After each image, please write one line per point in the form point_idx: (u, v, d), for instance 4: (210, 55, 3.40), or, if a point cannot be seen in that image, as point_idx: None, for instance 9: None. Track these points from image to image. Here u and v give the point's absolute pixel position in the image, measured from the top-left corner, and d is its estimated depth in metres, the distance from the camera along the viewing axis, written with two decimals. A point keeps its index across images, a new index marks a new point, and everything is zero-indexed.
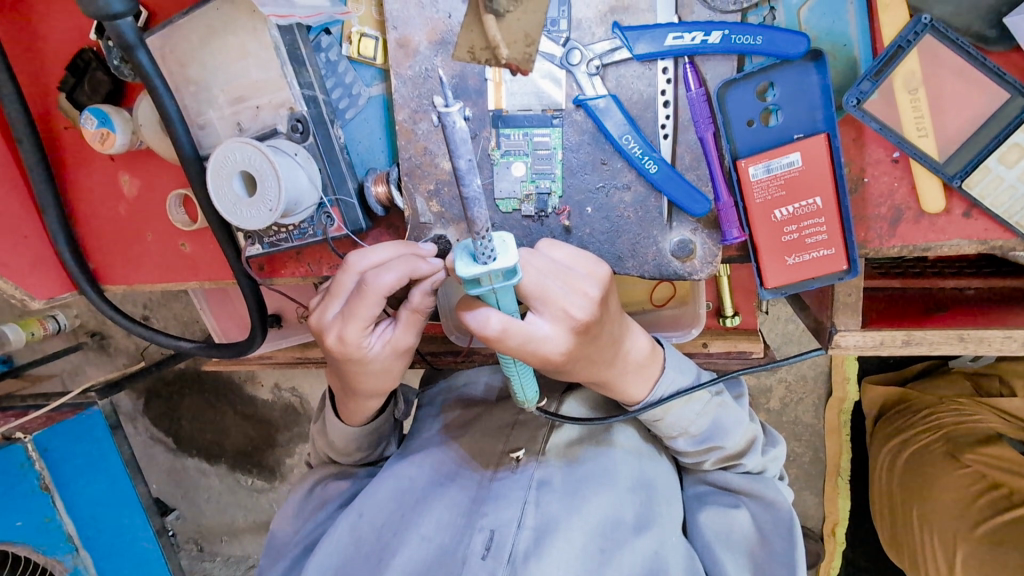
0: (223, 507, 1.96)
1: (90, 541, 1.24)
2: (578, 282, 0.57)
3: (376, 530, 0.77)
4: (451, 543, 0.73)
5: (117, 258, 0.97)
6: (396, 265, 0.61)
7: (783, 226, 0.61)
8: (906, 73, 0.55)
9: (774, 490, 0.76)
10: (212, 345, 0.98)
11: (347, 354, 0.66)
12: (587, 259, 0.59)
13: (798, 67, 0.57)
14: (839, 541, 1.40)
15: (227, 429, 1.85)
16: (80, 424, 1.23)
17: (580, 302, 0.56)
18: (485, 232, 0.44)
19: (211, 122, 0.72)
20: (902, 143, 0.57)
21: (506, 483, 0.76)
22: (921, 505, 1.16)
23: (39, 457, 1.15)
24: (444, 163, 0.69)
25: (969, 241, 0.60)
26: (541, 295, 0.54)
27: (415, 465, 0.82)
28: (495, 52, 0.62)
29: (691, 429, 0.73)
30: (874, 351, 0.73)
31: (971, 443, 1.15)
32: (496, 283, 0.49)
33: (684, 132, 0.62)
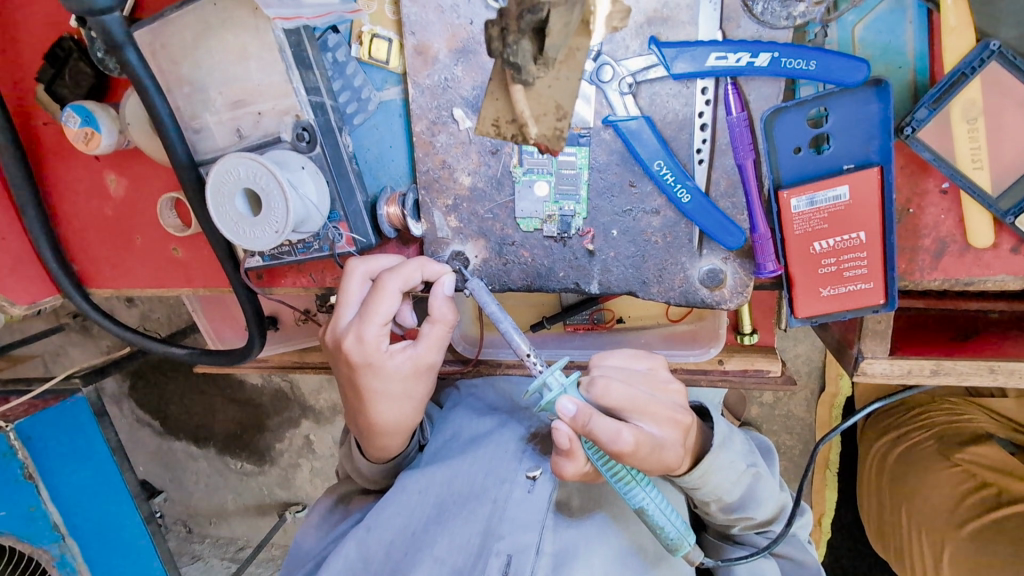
0: (211, 491, 1.93)
1: (78, 529, 1.20)
2: (652, 380, 0.64)
3: (384, 549, 0.76)
4: (466, 566, 0.70)
5: (104, 260, 0.91)
6: (413, 261, 0.62)
7: (821, 258, 0.58)
8: (966, 101, 0.52)
9: (801, 548, 0.83)
10: (206, 352, 0.93)
11: (368, 363, 0.62)
12: (641, 356, 0.66)
13: (857, 94, 0.53)
14: (826, 531, 1.42)
15: (215, 409, 1.80)
16: (64, 411, 1.17)
17: (665, 399, 0.63)
18: (525, 348, 0.61)
19: (207, 127, 0.66)
20: (955, 175, 0.54)
21: (521, 506, 0.74)
22: (909, 504, 1.14)
23: (21, 445, 1.11)
24: (462, 177, 0.64)
25: (1014, 277, 0.57)
26: (635, 408, 0.60)
27: (426, 477, 0.80)
28: (522, 128, 0.59)
29: (725, 496, 0.74)
30: (901, 379, 0.71)
31: (961, 443, 1.13)
32: (561, 381, 0.59)
33: (721, 157, 0.58)
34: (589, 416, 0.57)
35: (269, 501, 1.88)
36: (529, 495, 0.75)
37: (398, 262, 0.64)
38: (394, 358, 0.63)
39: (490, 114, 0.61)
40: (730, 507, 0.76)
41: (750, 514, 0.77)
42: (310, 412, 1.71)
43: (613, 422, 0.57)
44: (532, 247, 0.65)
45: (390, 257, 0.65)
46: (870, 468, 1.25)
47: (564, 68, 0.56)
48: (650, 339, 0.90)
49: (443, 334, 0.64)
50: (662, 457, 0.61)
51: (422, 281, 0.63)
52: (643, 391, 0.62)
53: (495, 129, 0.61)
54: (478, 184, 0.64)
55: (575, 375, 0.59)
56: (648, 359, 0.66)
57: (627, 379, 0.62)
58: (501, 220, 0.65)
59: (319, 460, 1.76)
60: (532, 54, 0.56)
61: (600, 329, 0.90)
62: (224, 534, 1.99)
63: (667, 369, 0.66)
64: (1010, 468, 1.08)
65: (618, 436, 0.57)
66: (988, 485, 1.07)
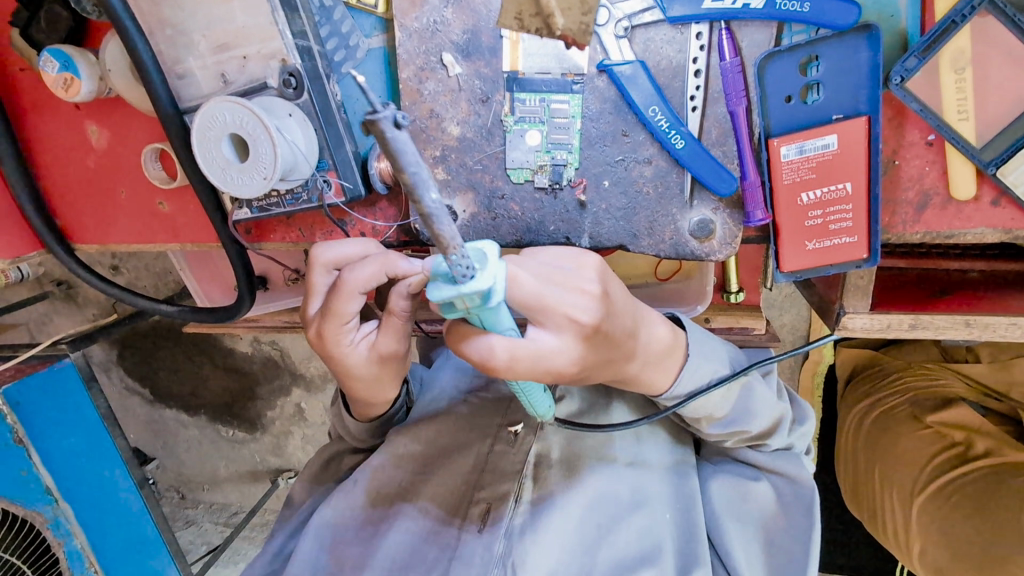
0: (203, 457, 1.95)
1: (70, 492, 1.21)
2: (573, 280, 0.54)
3: (370, 501, 0.79)
4: (446, 517, 0.75)
5: (89, 215, 0.90)
6: (371, 261, 0.60)
7: (808, 210, 0.60)
8: (954, 50, 0.52)
9: (797, 465, 0.80)
10: (194, 309, 0.94)
11: (330, 355, 0.66)
12: (574, 255, 0.56)
13: (848, 39, 0.53)
14: None
15: (204, 380, 1.80)
16: (52, 377, 1.17)
17: (580, 301, 0.54)
18: (457, 249, 0.39)
19: (191, 72, 0.65)
20: (941, 126, 0.55)
21: (503, 457, 0.78)
22: (881, 463, 1.19)
23: (10, 411, 1.10)
24: (452, 127, 0.64)
25: (993, 230, 0.58)
26: (537, 308, 0.52)
27: (411, 436, 0.81)
28: (547, 20, 0.57)
29: (715, 412, 0.75)
30: (881, 333, 0.73)
31: (935, 406, 1.17)
32: (471, 305, 0.45)
33: (713, 105, 0.57)
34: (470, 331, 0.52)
35: (261, 467, 1.91)
36: (510, 448, 0.79)
37: (363, 251, 0.63)
38: (357, 347, 0.66)
39: (512, 6, 0.58)
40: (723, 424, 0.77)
41: (743, 428, 0.77)
42: (300, 379, 1.72)
43: (485, 337, 0.51)
44: (522, 200, 0.65)
45: (354, 244, 0.64)
46: (849, 433, 1.30)
47: None
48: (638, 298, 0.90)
49: (398, 324, 0.63)
50: (557, 371, 0.54)
51: (386, 278, 0.60)
52: (555, 288, 0.53)
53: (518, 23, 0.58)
54: (467, 134, 0.64)
55: (487, 302, 0.44)
56: (578, 259, 0.56)
57: (537, 274, 0.53)
58: (491, 171, 0.65)
59: (310, 425, 1.78)
60: None
61: None
62: (217, 500, 2.03)
63: (597, 274, 0.55)
64: (976, 427, 1.14)
65: (490, 354, 0.51)
66: (957, 446, 1.10)
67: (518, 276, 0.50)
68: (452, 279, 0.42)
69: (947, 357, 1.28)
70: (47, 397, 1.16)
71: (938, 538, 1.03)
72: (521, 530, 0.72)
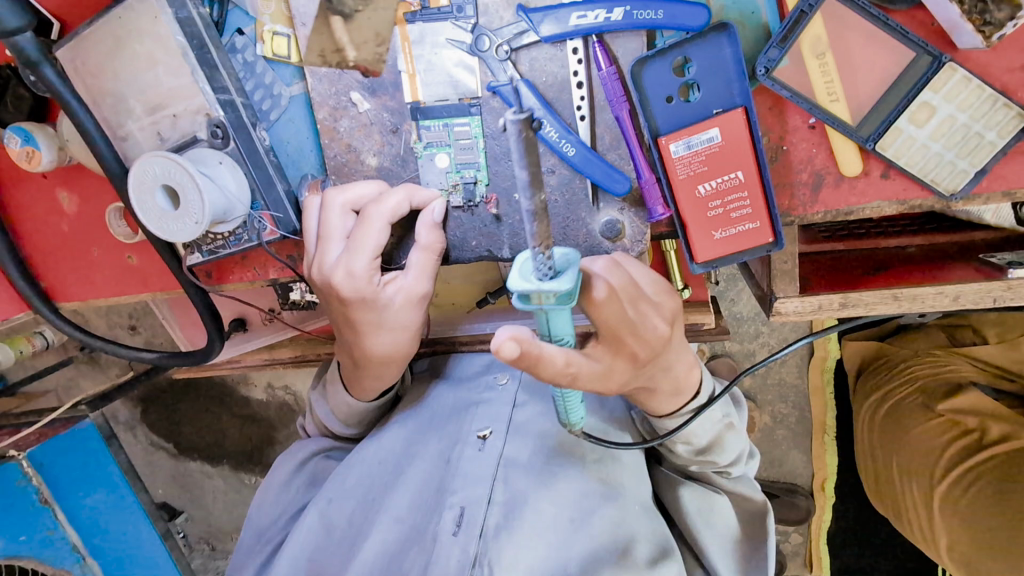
0: (231, 507, 1.93)
1: (96, 548, 1.27)
2: (646, 317, 0.57)
3: (346, 517, 0.84)
4: (422, 522, 0.79)
5: (70, 276, 0.97)
6: (398, 190, 0.63)
7: (708, 201, 0.62)
8: (811, 37, 0.55)
9: (753, 488, 0.83)
10: (176, 355, 1.01)
11: (363, 298, 0.63)
12: (642, 277, 0.60)
13: (711, 39, 0.56)
14: (829, 496, 1.44)
15: (225, 429, 1.85)
16: (74, 437, 1.22)
17: (645, 337, 0.56)
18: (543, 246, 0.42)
19: (132, 134, 0.71)
20: (814, 109, 0.57)
21: (471, 462, 0.79)
22: (897, 458, 1.16)
23: (34, 472, 1.19)
24: (370, 159, 0.68)
25: (889, 202, 0.60)
26: (615, 332, 0.54)
27: (383, 448, 0.86)
28: (344, 56, 0.65)
29: (693, 438, 0.75)
30: (814, 315, 0.74)
31: (943, 394, 1.13)
32: (547, 304, 0.45)
33: (601, 112, 0.61)
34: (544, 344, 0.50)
35: None
36: (480, 453, 0.80)
37: (380, 190, 0.64)
38: (387, 290, 0.65)
39: (316, 46, 0.65)
40: (697, 451, 0.77)
41: (713, 458, 0.77)
42: None
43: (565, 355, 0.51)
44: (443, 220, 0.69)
45: (368, 185, 0.64)
46: (863, 424, 1.26)
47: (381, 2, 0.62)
48: None
49: (430, 260, 0.66)
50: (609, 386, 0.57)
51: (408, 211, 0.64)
52: (634, 320, 0.55)
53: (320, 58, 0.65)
54: (385, 164, 0.68)
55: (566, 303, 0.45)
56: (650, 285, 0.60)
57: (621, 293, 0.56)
58: None
59: None
60: None
61: None
62: None
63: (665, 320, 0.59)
64: (991, 412, 1.09)
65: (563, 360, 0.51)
66: (972, 433, 1.07)
67: (602, 300, 0.53)
68: (535, 274, 0.44)
69: (954, 342, 1.25)
70: (69, 457, 1.22)
71: (963, 531, 1.02)
72: (495, 529, 0.74)
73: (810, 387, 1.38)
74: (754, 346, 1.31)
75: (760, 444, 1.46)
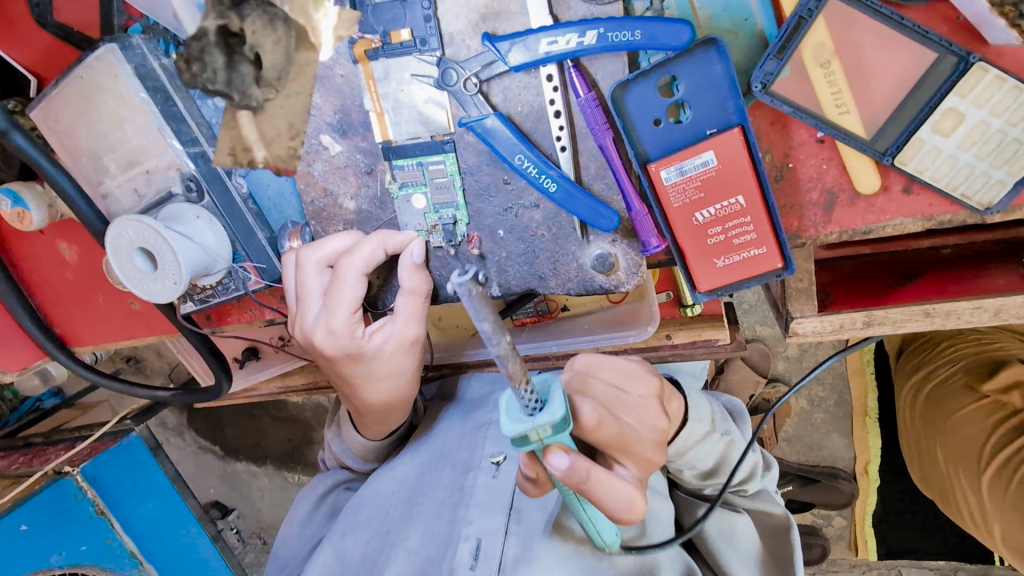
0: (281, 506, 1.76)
1: (152, 554, 1.17)
2: (640, 411, 0.56)
3: (359, 551, 0.78)
4: (438, 554, 0.72)
5: (79, 323, 0.98)
6: (369, 240, 0.60)
7: (707, 228, 0.57)
8: (813, 45, 0.49)
9: (771, 500, 0.77)
10: (188, 392, 1.00)
11: (349, 353, 0.62)
12: (633, 375, 0.58)
13: (698, 55, 0.50)
14: (874, 479, 1.33)
15: (266, 430, 1.73)
16: (122, 452, 1.16)
17: (649, 436, 0.55)
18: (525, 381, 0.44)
19: (111, 191, 0.70)
20: (821, 124, 0.51)
21: (485, 490, 0.75)
22: (943, 442, 1.08)
23: (89, 487, 1.10)
24: (347, 202, 0.65)
25: (914, 219, 0.53)
26: (620, 445, 0.54)
27: (396, 476, 0.82)
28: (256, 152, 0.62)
29: (697, 463, 0.69)
30: (834, 335, 0.68)
31: (989, 372, 1.05)
32: (545, 435, 0.46)
33: (583, 141, 0.57)
34: (586, 475, 0.49)
35: None
36: (495, 480, 0.76)
37: (353, 240, 0.62)
38: (374, 340, 0.63)
39: (226, 144, 0.61)
40: (704, 473, 0.71)
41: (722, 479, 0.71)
42: None
43: (618, 486, 0.51)
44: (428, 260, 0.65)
45: (341, 237, 0.62)
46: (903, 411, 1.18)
47: (296, 85, 0.59)
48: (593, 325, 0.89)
49: (418, 304, 0.63)
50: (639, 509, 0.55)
51: (385, 257, 0.62)
52: (631, 424, 0.54)
53: (232, 158, 0.61)
54: (363, 207, 0.65)
55: (564, 428, 0.46)
56: (643, 384, 0.58)
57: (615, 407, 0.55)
58: None
59: None
60: (254, 76, 0.57)
61: (547, 320, 0.91)
62: None
63: (658, 403, 0.57)
64: None
65: (620, 487, 0.51)
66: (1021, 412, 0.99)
67: (594, 428, 0.52)
68: (523, 410, 0.47)
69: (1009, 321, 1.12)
70: (120, 469, 1.15)
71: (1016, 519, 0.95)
72: (515, 560, 0.68)
73: (847, 365, 1.27)
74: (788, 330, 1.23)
75: (797, 429, 1.36)
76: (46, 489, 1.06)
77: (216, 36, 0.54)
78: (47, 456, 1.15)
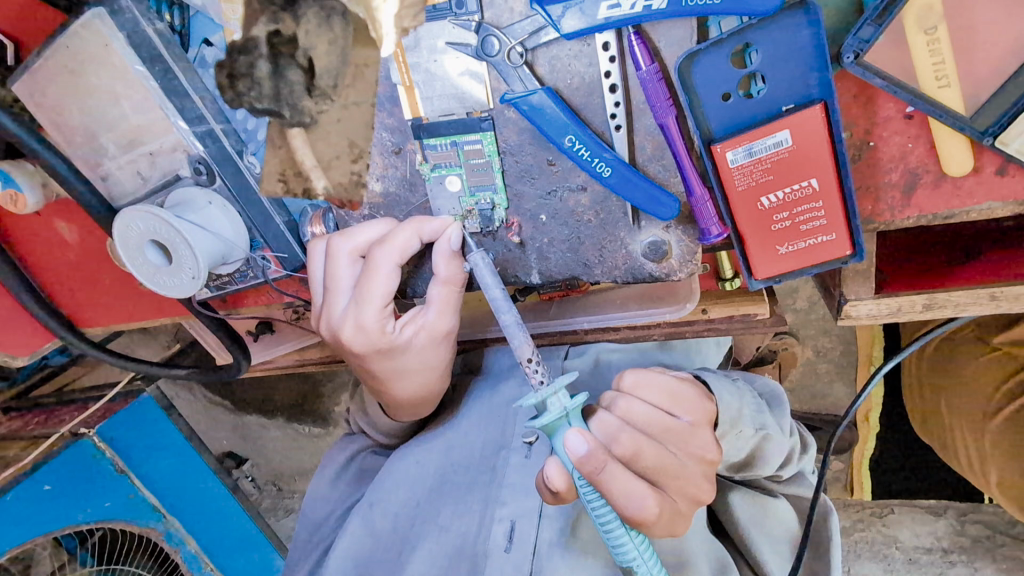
0: (289, 453, 1.68)
1: (176, 506, 1.15)
2: (687, 440, 0.54)
3: (390, 522, 0.73)
4: (471, 535, 0.67)
5: (86, 303, 0.94)
6: (403, 229, 0.56)
7: (772, 214, 0.51)
8: (919, 7, 0.42)
9: (805, 484, 0.77)
10: (203, 370, 0.96)
11: (378, 349, 0.59)
12: (682, 401, 0.56)
13: (783, 21, 0.44)
14: (875, 426, 1.21)
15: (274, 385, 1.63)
16: (136, 412, 1.13)
17: (694, 468, 0.54)
18: (533, 359, 0.54)
19: (112, 173, 0.64)
20: (916, 100, 0.45)
21: (518, 472, 0.68)
22: (947, 399, 0.99)
23: (108, 447, 1.08)
24: (374, 184, 0.60)
25: (1004, 203, 0.49)
26: (665, 473, 0.52)
27: (424, 447, 0.75)
28: (308, 180, 0.61)
29: (731, 457, 0.66)
30: (890, 318, 0.64)
31: (1001, 324, 0.94)
32: (563, 400, 0.50)
33: (640, 117, 0.51)
34: (602, 463, 0.48)
35: None
36: (527, 461, 0.69)
37: (388, 228, 0.57)
38: (406, 333, 0.59)
39: (275, 168, 0.61)
40: (735, 465, 0.68)
41: (754, 471, 0.69)
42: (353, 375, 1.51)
43: (636, 481, 0.49)
44: None
45: (375, 225, 0.58)
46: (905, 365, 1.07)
47: (350, 96, 0.57)
48: (624, 300, 0.84)
49: (452, 294, 0.59)
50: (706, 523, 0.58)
51: (421, 245, 0.57)
52: (673, 453, 0.53)
53: (282, 184, 0.62)
54: (390, 189, 0.60)
55: (580, 399, 0.50)
56: (691, 411, 0.56)
57: (656, 434, 0.53)
58: None
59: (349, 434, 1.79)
60: (304, 88, 0.56)
61: (574, 294, 0.85)
62: None
63: (708, 431, 0.56)
64: None
65: (635, 496, 0.49)
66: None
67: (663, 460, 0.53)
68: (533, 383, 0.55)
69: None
70: (138, 430, 1.13)
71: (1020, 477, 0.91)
72: (550, 546, 0.64)
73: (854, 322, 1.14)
74: (797, 281, 1.18)
75: (800, 379, 1.28)
76: (63, 452, 1.03)
77: (266, 45, 0.55)
78: (61, 415, 1.13)
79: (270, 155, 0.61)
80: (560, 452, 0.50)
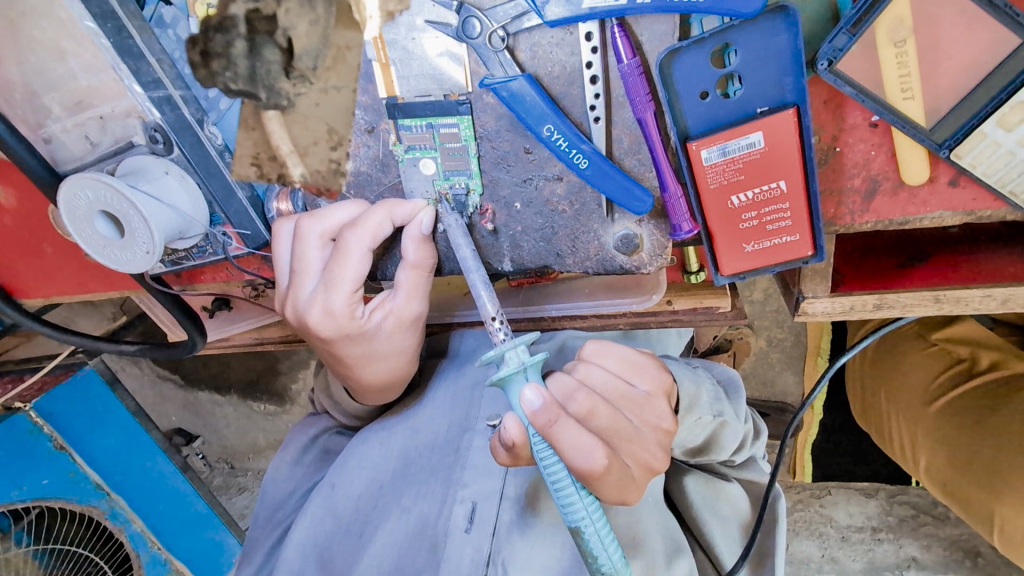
0: (243, 430, 1.66)
1: (121, 484, 1.10)
2: (644, 408, 0.56)
3: (353, 504, 0.73)
4: (432, 515, 0.67)
5: (26, 272, 0.88)
6: (374, 212, 0.54)
7: (741, 212, 0.52)
8: (891, 20, 0.44)
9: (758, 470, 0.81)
10: (154, 346, 0.91)
11: (346, 334, 0.57)
12: (640, 370, 0.58)
13: (763, 24, 0.44)
14: (818, 413, 1.22)
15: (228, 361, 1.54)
16: (76, 385, 1.03)
17: (656, 443, 0.55)
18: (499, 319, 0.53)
19: (56, 136, 0.59)
20: (882, 110, 0.47)
21: (482, 454, 0.69)
22: (888, 388, 1.05)
23: (44, 423, 1.01)
24: (344, 163, 0.58)
25: (953, 213, 0.51)
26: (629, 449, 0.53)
27: (388, 431, 0.75)
28: (282, 167, 0.58)
29: (688, 440, 0.69)
30: (843, 315, 0.67)
31: (939, 321, 1.02)
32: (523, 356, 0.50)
33: (619, 111, 0.51)
34: (556, 416, 0.48)
35: None
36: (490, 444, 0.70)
37: (359, 210, 0.56)
38: (375, 318, 0.58)
39: (248, 151, 0.58)
40: (693, 449, 0.71)
41: (710, 456, 0.72)
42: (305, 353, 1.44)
43: (586, 434, 0.49)
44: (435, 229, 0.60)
45: (346, 207, 0.56)
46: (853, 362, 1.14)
47: (331, 80, 0.54)
48: (593, 288, 0.86)
49: (421, 279, 0.58)
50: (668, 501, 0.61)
51: (392, 229, 0.56)
52: (629, 416, 0.54)
53: (255, 167, 0.59)
54: (362, 168, 0.58)
55: (540, 355, 0.50)
56: (648, 380, 0.57)
57: (614, 399, 0.54)
58: None
59: None
60: (281, 68, 0.53)
61: (543, 282, 0.86)
62: None
63: (665, 402, 0.57)
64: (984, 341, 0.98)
65: (587, 451, 0.48)
66: (965, 362, 0.97)
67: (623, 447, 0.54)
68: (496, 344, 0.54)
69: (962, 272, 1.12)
70: (79, 406, 1.04)
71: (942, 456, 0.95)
72: (510, 528, 0.64)
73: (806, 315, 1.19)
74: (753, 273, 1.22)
75: (753, 367, 1.33)
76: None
77: (244, 23, 0.52)
78: None
79: (243, 136, 0.58)
80: (515, 406, 0.50)
